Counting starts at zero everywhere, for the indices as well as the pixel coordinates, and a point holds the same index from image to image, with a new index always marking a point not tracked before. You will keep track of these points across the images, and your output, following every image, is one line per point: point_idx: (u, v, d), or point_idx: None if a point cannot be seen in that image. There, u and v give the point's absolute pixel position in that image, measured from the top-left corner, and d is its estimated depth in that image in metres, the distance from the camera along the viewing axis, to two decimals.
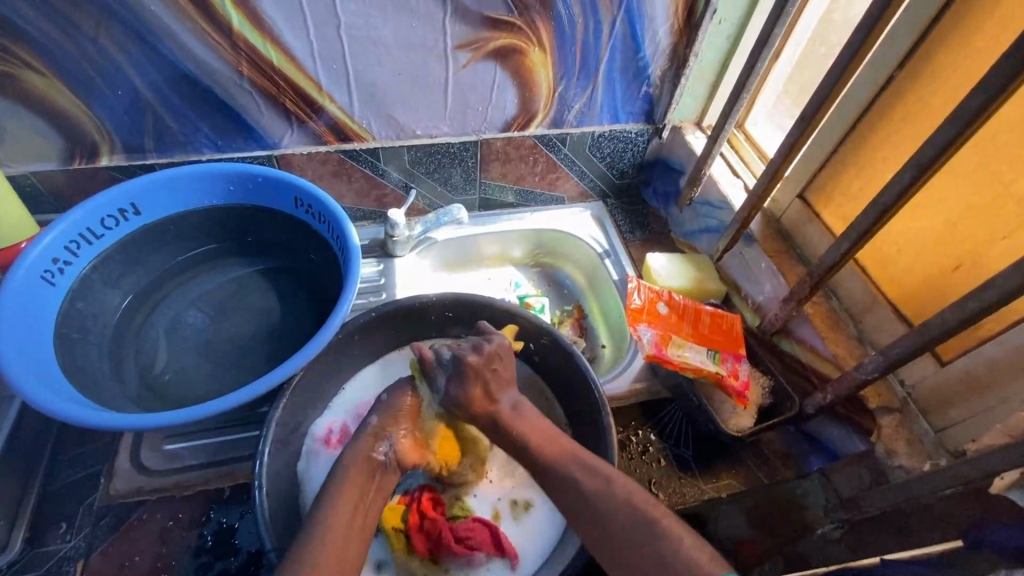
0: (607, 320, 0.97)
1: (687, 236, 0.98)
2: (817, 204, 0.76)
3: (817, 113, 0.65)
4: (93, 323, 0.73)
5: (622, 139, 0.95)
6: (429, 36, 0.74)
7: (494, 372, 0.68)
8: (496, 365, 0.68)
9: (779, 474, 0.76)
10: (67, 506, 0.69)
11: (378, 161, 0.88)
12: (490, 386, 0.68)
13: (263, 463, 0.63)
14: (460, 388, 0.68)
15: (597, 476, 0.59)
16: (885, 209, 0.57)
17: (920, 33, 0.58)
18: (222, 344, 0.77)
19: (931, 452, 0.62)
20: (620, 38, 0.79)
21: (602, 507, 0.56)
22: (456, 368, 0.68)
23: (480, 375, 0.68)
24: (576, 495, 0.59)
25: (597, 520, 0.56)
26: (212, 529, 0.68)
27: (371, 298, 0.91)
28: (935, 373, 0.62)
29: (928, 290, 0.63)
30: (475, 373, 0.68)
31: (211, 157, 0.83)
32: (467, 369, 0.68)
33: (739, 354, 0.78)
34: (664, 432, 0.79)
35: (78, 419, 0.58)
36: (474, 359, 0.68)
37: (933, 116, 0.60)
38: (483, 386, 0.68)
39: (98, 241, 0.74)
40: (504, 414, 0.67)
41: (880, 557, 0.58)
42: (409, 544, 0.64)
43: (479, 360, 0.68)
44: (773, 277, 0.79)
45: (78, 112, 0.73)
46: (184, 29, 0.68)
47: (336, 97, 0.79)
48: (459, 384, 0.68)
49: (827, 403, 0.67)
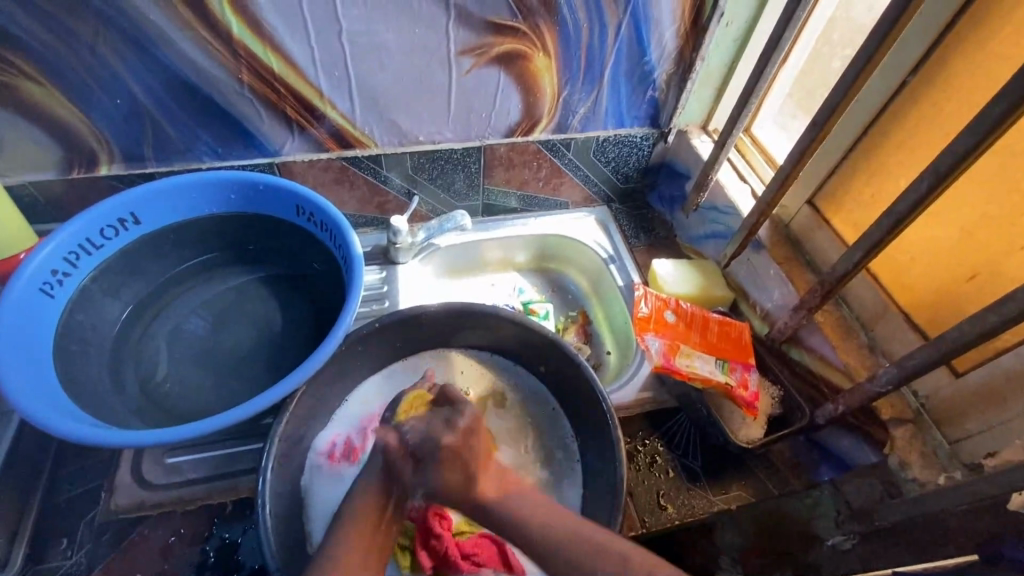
0: (612, 326, 0.95)
1: (693, 242, 0.97)
2: (826, 210, 0.74)
3: (829, 120, 0.64)
4: (93, 334, 0.72)
5: (627, 144, 0.94)
6: (432, 42, 0.73)
7: (472, 450, 0.63)
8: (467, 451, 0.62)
9: (789, 485, 0.74)
10: (69, 521, 0.68)
11: (380, 168, 0.87)
12: (470, 467, 0.62)
13: (265, 480, 0.62)
14: (437, 474, 0.62)
15: (611, 555, 0.52)
16: (900, 219, 0.56)
17: (934, 37, 0.56)
18: (224, 354, 0.76)
19: (945, 465, 0.61)
20: (626, 42, 0.78)
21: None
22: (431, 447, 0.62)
23: (461, 457, 0.62)
24: None
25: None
26: (214, 546, 0.67)
27: (373, 307, 0.90)
28: (950, 384, 0.61)
29: (942, 300, 0.62)
30: (457, 454, 0.62)
31: (211, 166, 0.82)
32: (442, 452, 0.62)
33: (748, 363, 0.77)
34: (673, 442, 0.78)
35: (79, 436, 0.57)
36: (449, 440, 0.62)
37: (948, 123, 0.59)
38: (463, 470, 0.61)
39: (99, 251, 0.73)
40: (487, 494, 0.61)
41: (892, 569, 0.56)
42: (415, 561, 0.64)
43: (456, 440, 0.63)
44: (782, 285, 0.78)
45: (77, 121, 0.72)
46: (183, 37, 0.67)
47: (338, 104, 0.78)
48: (433, 468, 0.62)
49: (839, 414, 0.65)
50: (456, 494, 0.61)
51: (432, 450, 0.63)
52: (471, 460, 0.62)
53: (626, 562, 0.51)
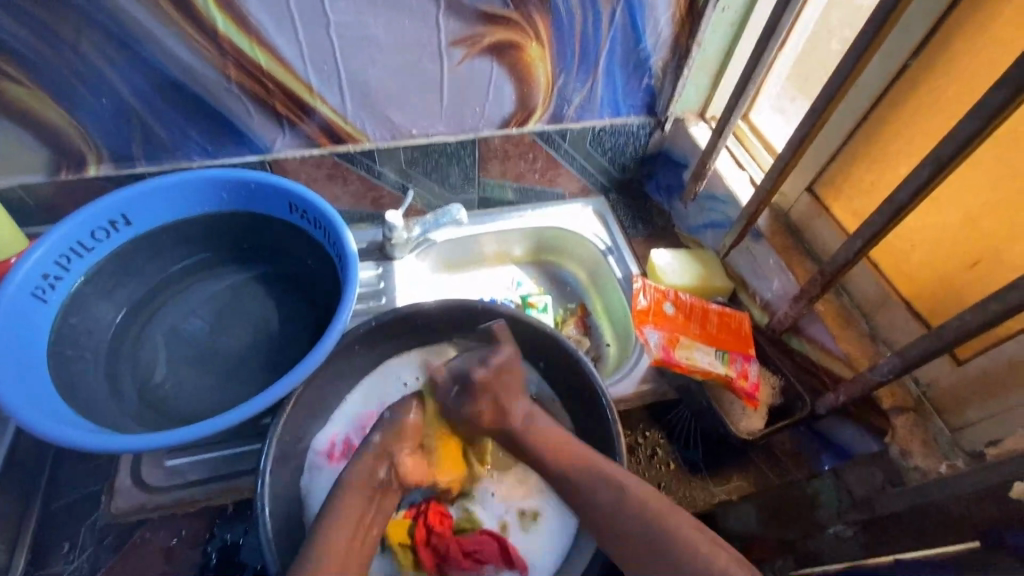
0: (611, 317, 0.95)
1: (692, 231, 0.96)
2: (826, 198, 0.73)
3: (829, 106, 0.63)
4: (88, 339, 0.72)
5: (624, 133, 0.93)
6: (422, 34, 0.72)
7: (502, 385, 0.66)
8: (506, 377, 0.66)
9: (790, 475, 0.75)
10: (69, 526, 0.68)
11: (373, 163, 0.86)
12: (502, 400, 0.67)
13: (265, 482, 0.61)
14: (470, 404, 0.67)
15: (613, 486, 0.60)
16: (902, 207, 0.55)
17: (935, 22, 0.55)
18: (220, 356, 0.75)
19: (946, 453, 0.61)
20: (621, 30, 0.76)
21: (612, 512, 0.58)
22: (466, 382, 0.66)
23: (492, 391, 0.66)
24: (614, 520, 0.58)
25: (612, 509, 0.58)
26: (216, 547, 0.68)
27: (370, 304, 0.89)
28: (951, 372, 0.60)
29: (944, 288, 0.61)
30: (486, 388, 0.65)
31: (202, 164, 0.80)
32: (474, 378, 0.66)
33: (748, 354, 0.77)
34: (673, 433, 0.79)
35: (75, 442, 0.57)
36: (469, 390, 0.66)
37: (950, 109, 0.58)
38: (494, 400, 0.66)
39: (90, 254, 0.72)
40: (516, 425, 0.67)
41: (895, 556, 0.57)
42: (417, 561, 0.64)
43: (487, 374, 0.66)
44: (782, 274, 0.77)
45: (62, 122, 0.71)
46: (167, 33, 0.65)
47: (328, 98, 0.76)
48: (470, 398, 0.66)
49: (840, 404, 0.65)
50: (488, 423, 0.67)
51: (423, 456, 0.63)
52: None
53: (623, 494, 0.59)
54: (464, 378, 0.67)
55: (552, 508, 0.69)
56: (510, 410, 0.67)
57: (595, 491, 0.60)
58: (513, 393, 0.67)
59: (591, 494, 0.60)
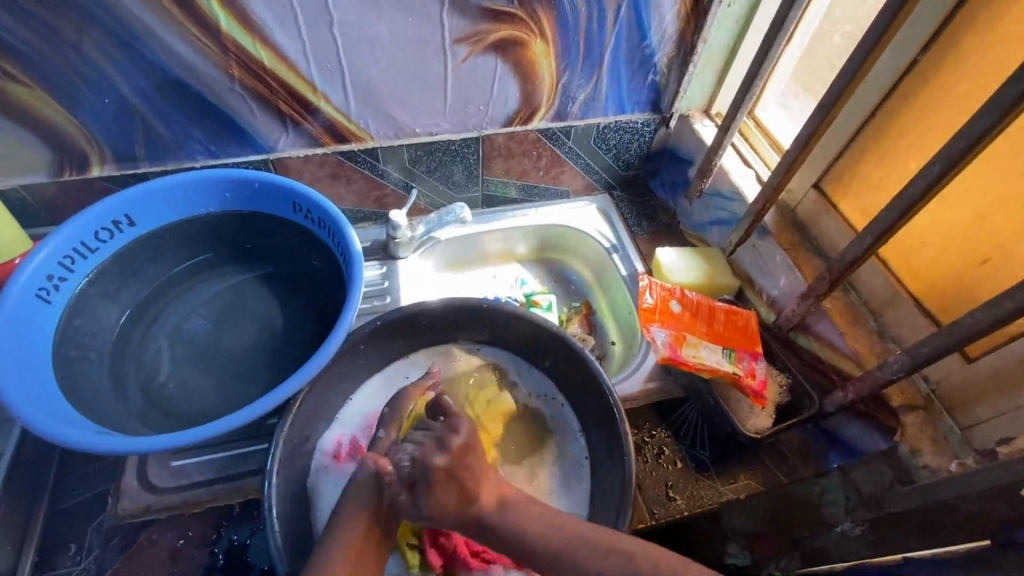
0: (616, 315, 0.95)
1: (697, 228, 0.95)
2: (833, 195, 0.73)
3: (837, 102, 0.62)
4: (93, 339, 0.71)
5: (628, 130, 0.92)
6: (426, 32, 0.71)
7: (470, 468, 0.61)
8: (471, 456, 0.61)
9: (799, 474, 0.74)
10: (75, 527, 0.68)
11: (377, 161, 0.85)
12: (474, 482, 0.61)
13: (272, 483, 0.62)
14: (428, 498, 0.60)
15: (615, 552, 0.53)
16: (912, 203, 0.55)
17: (945, 16, 0.54)
18: (225, 356, 0.75)
19: (956, 451, 0.61)
20: (625, 26, 0.76)
21: None
22: (422, 472, 0.60)
23: (455, 472, 0.60)
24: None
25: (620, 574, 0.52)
26: (223, 548, 0.67)
27: (375, 303, 0.89)
28: (961, 370, 0.60)
29: (955, 285, 0.61)
30: (449, 470, 0.60)
31: (205, 164, 0.80)
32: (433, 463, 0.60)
33: (755, 352, 0.76)
34: (680, 432, 0.78)
35: (81, 444, 0.57)
36: (441, 461, 0.60)
37: (960, 104, 0.57)
38: (459, 489, 0.60)
39: (94, 254, 0.72)
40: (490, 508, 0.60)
41: (902, 556, 0.58)
42: (424, 560, 0.64)
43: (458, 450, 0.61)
44: (789, 271, 0.77)
45: (64, 122, 0.70)
46: (169, 31, 0.65)
47: (332, 97, 0.76)
48: (426, 491, 0.60)
49: (848, 402, 0.65)
50: (456, 512, 0.60)
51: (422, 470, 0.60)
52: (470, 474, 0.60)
53: (630, 559, 0.52)
54: (419, 468, 0.60)
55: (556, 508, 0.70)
56: (479, 495, 0.60)
57: (597, 562, 0.53)
58: (481, 475, 0.61)
59: (592, 570, 0.53)
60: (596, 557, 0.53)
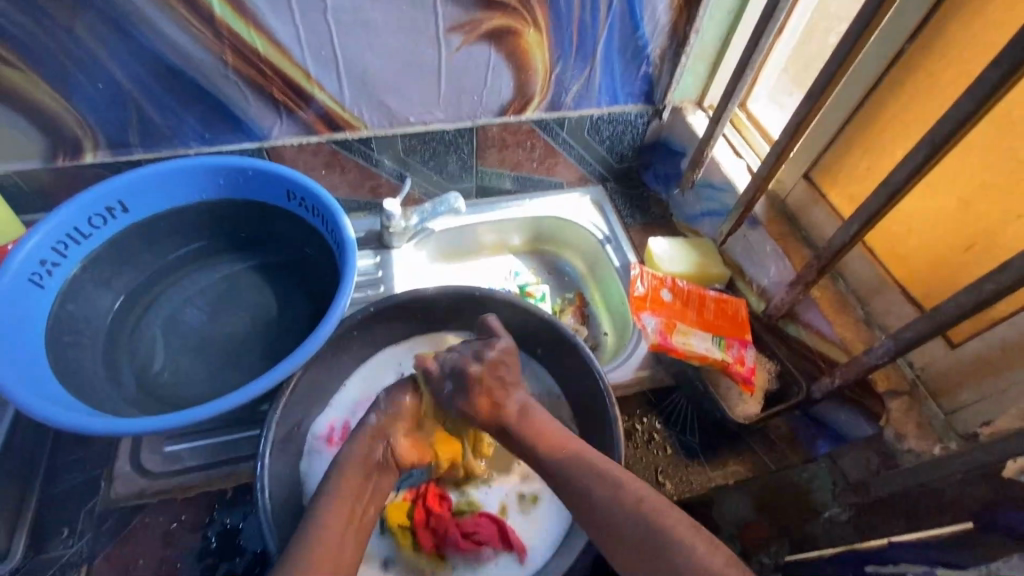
0: (609, 306, 0.96)
1: (689, 220, 0.96)
2: (822, 184, 0.74)
3: (825, 91, 0.63)
4: (86, 325, 0.72)
5: (622, 121, 0.93)
6: (420, 20, 0.72)
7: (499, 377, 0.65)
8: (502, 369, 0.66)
9: (787, 460, 0.76)
10: (68, 511, 0.68)
11: (371, 151, 0.86)
12: (496, 395, 0.65)
13: (264, 465, 0.62)
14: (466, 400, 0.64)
15: (608, 482, 0.56)
16: (896, 189, 0.56)
17: (931, 6, 0.55)
18: (219, 342, 0.75)
19: (940, 435, 0.62)
20: (619, 16, 0.76)
21: (614, 515, 0.54)
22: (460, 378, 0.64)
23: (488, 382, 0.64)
24: (606, 526, 0.54)
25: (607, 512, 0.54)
26: (216, 531, 0.67)
27: (368, 292, 0.89)
28: (945, 355, 0.61)
29: (940, 273, 0.62)
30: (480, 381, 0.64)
31: (199, 151, 0.80)
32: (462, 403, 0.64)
33: (745, 340, 0.77)
34: (670, 420, 0.79)
35: (77, 426, 0.57)
36: (475, 369, 0.64)
37: (946, 95, 0.58)
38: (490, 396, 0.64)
39: (87, 241, 0.72)
40: (511, 418, 0.64)
41: (888, 537, 0.56)
42: (416, 542, 0.65)
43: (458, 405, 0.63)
44: (779, 261, 0.78)
45: (58, 107, 0.70)
46: (162, 16, 0.65)
47: (326, 85, 0.76)
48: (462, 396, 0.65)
49: (835, 388, 0.66)
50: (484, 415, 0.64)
51: (461, 379, 0.65)
52: (504, 410, 0.64)
53: (619, 489, 0.55)
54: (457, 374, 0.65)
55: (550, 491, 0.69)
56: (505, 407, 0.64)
57: (590, 488, 0.56)
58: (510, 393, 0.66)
59: (587, 491, 0.56)
60: (595, 482, 0.57)
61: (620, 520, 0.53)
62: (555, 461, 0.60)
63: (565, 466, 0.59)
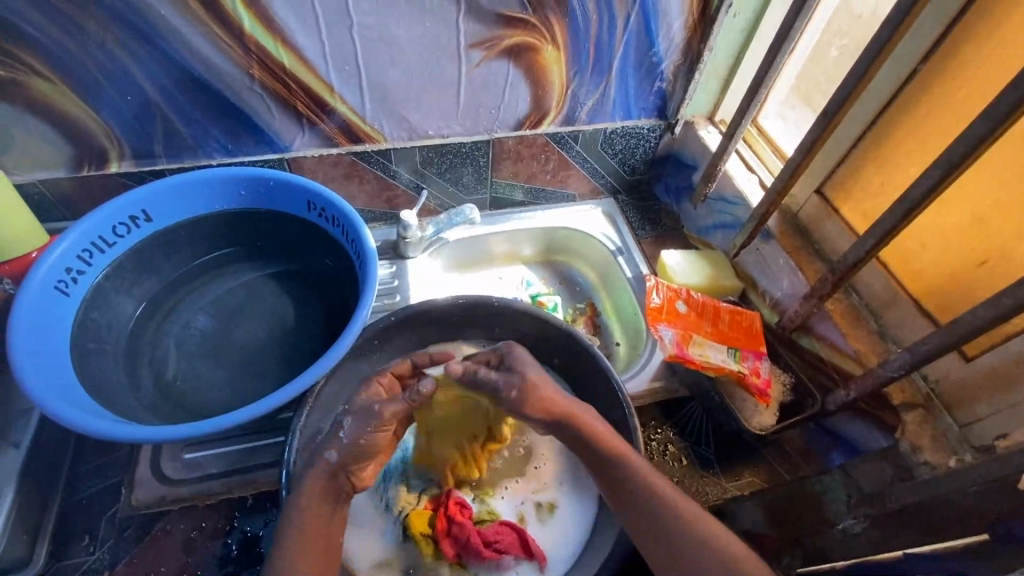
0: (621, 316, 0.96)
1: (702, 233, 0.97)
2: (835, 199, 0.75)
3: (841, 109, 0.64)
4: (109, 332, 0.72)
5: (635, 135, 0.95)
6: (443, 36, 0.73)
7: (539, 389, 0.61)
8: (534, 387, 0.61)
9: (801, 471, 0.76)
10: (89, 517, 0.69)
11: (389, 162, 0.87)
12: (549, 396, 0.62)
13: (288, 473, 0.63)
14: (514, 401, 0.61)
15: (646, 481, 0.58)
16: (913, 206, 0.57)
17: (944, 27, 0.57)
18: (239, 349, 0.76)
19: (955, 447, 0.63)
20: (635, 33, 0.78)
21: (657, 512, 0.56)
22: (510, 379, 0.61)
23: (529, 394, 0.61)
24: (649, 523, 0.56)
25: (647, 506, 0.56)
26: (236, 539, 0.68)
27: (385, 301, 0.90)
28: (959, 368, 0.62)
29: (954, 287, 0.63)
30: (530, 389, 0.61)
31: (222, 162, 0.82)
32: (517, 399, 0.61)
33: (759, 352, 0.78)
34: (684, 431, 0.80)
35: (103, 432, 0.58)
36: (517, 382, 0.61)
37: (959, 113, 0.60)
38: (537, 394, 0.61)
39: (111, 249, 0.73)
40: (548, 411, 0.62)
41: (903, 550, 0.58)
42: (437, 550, 0.65)
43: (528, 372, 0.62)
44: (792, 274, 0.79)
45: (85, 118, 0.71)
46: (192, 30, 0.66)
47: (348, 98, 0.78)
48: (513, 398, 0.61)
49: (850, 400, 0.66)
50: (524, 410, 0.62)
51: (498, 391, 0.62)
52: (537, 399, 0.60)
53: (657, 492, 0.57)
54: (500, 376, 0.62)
55: (566, 499, 0.71)
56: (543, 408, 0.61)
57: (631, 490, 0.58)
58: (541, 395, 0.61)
59: (628, 487, 0.58)
60: (633, 479, 0.58)
61: (660, 517, 0.55)
62: (591, 453, 0.61)
63: (599, 463, 0.60)
